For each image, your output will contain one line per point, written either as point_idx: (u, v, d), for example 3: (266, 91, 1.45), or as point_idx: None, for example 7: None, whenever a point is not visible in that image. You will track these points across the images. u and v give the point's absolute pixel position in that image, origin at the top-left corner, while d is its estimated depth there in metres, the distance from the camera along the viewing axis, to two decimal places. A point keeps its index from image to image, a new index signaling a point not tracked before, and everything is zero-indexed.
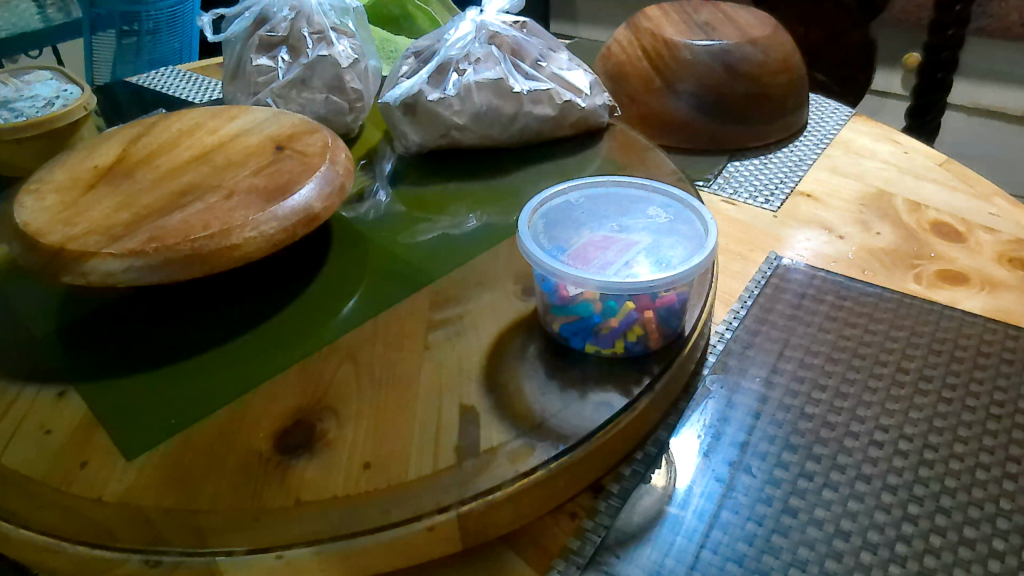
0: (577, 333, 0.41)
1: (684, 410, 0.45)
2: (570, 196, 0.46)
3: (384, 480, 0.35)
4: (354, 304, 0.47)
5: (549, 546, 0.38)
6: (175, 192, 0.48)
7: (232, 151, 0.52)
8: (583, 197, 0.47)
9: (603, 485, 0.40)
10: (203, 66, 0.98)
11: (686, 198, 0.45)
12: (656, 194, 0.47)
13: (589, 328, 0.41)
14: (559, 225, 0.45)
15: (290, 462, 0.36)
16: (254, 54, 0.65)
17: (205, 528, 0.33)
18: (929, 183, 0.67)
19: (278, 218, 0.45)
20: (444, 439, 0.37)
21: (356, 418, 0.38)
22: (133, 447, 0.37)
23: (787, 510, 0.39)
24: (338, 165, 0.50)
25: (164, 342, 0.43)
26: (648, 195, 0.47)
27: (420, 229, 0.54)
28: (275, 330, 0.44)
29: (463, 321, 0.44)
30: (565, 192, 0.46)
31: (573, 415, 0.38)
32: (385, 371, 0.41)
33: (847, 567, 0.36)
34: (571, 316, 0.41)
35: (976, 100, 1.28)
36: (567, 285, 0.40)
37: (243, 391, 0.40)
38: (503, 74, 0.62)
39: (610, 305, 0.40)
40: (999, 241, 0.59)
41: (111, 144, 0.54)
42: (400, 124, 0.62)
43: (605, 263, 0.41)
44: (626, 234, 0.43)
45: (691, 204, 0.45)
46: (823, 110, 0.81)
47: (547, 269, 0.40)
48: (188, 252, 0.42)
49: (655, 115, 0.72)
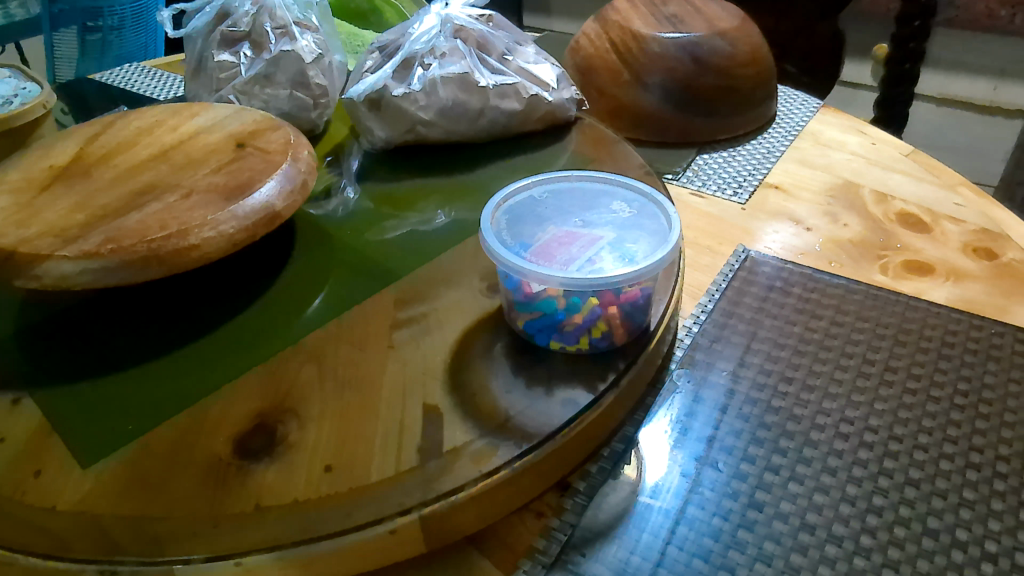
0: (542, 330, 0.41)
1: (650, 405, 0.45)
2: (533, 192, 0.46)
3: (345, 483, 0.34)
4: (321, 302, 0.46)
5: (514, 546, 0.37)
6: (133, 192, 0.47)
7: (192, 149, 0.51)
8: (547, 193, 0.46)
9: (569, 482, 0.40)
10: (170, 62, 0.96)
11: (650, 192, 0.45)
12: (620, 189, 0.46)
13: (553, 325, 0.41)
14: (523, 222, 0.44)
15: (250, 466, 0.35)
16: (215, 50, 0.64)
17: (162, 537, 0.32)
18: (896, 174, 0.68)
19: (239, 217, 0.44)
20: (407, 440, 0.36)
21: (318, 420, 0.37)
22: (90, 455, 0.36)
23: (753, 505, 0.39)
24: (301, 162, 0.49)
25: (124, 345, 0.42)
26: (612, 189, 0.46)
27: (389, 226, 0.54)
28: (238, 330, 0.44)
29: (429, 320, 0.44)
30: (528, 188, 0.46)
31: (538, 412, 0.38)
32: (349, 372, 0.40)
33: (813, 557, 0.36)
34: (535, 312, 0.41)
35: (945, 90, 1.31)
36: (530, 282, 0.40)
37: (205, 393, 0.39)
38: (468, 68, 0.61)
39: (574, 302, 0.40)
40: (965, 231, 0.60)
41: (68, 143, 0.53)
42: (366, 120, 0.61)
43: (569, 259, 0.40)
44: (590, 230, 0.43)
45: (655, 199, 0.44)
46: (791, 102, 0.82)
47: (511, 266, 0.40)
48: (145, 253, 0.41)
49: (624, 108, 0.71)
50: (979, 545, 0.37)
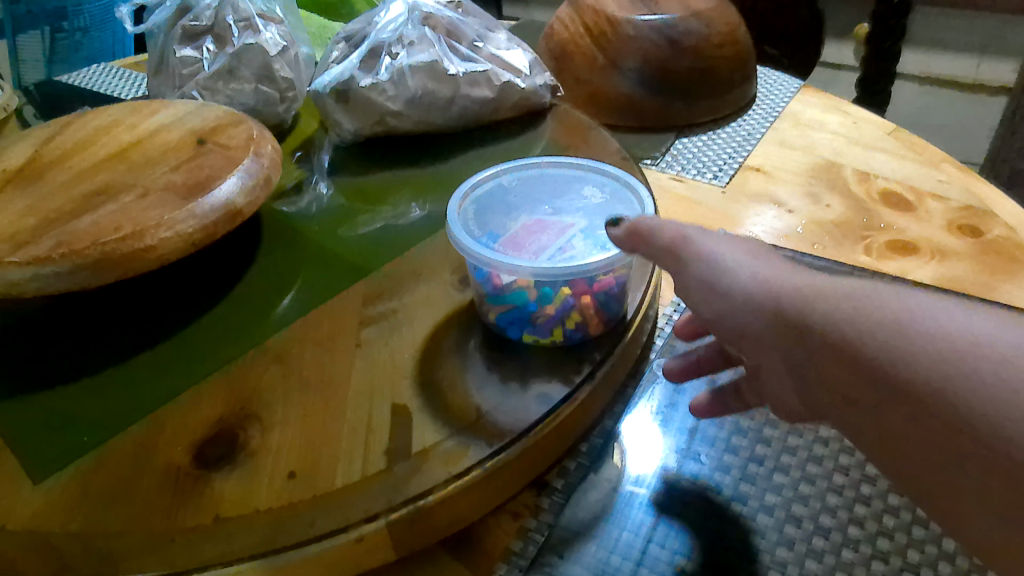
0: (514, 324, 0.40)
1: (630, 396, 0.44)
2: (502, 179, 0.45)
3: (309, 490, 0.33)
4: (290, 300, 0.45)
5: (490, 550, 0.36)
6: (88, 193, 0.45)
7: (151, 148, 0.49)
8: (518, 180, 0.45)
9: (547, 480, 0.39)
10: (137, 62, 0.94)
11: (623, 175, 0.43)
12: (592, 174, 0.45)
13: (525, 317, 0.39)
14: (492, 212, 0.43)
15: (210, 476, 0.33)
16: (177, 45, 0.63)
17: (115, 554, 0.30)
18: (878, 153, 0.66)
19: (197, 216, 0.42)
20: (374, 443, 0.35)
21: (282, 425, 0.36)
22: (43, 469, 0.34)
23: (737, 497, 0.38)
24: (263, 158, 0.48)
25: (80, 353, 0.41)
26: (584, 174, 0.45)
27: (362, 221, 0.52)
28: (200, 334, 0.42)
29: (398, 316, 0.42)
30: (497, 175, 0.45)
31: (510, 409, 0.36)
32: (314, 374, 0.39)
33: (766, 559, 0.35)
34: (506, 305, 0.39)
35: (927, 69, 1.34)
36: (500, 274, 0.38)
37: (164, 400, 0.38)
38: (437, 56, 0.59)
39: (546, 294, 0.38)
40: (949, 209, 0.59)
41: (23, 146, 0.51)
42: (334, 113, 0.59)
43: (540, 249, 0.39)
44: (561, 217, 0.42)
45: (628, 182, 0.43)
46: (771, 83, 0.80)
47: (479, 259, 0.38)
48: (98, 257, 0.39)
49: (602, 95, 0.70)
50: (936, 545, 0.35)
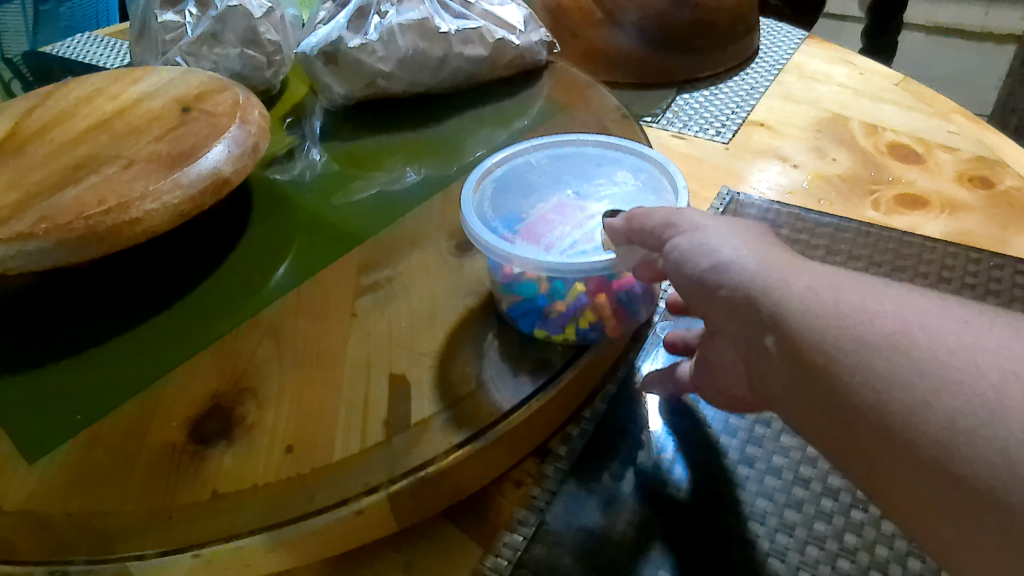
0: (527, 315, 0.38)
1: (633, 359, 0.43)
2: (529, 158, 0.43)
3: (307, 465, 0.32)
4: (284, 270, 0.44)
5: (493, 519, 0.35)
6: (70, 166, 0.43)
7: (134, 117, 0.48)
8: (544, 158, 0.43)
9: (549, 448, 0.38)
10: (122, 29, 0.91)
11: (660, 160, 0.41)
12: (618, 151, 0.43)
13: (537, 311, 0.37)
14: (510, 193, 0.42)
15: (206, 452, 0.33)
16: (158, 9, 0.60)
17: (111, 533, 0.30)
18: (886, 105, 0.64)
19: (183, 186, 0.41)
20: (372, 415, 0.34)
21: (278, 399, 0.35)
22: (36, 448, 0.34)
23: (744, 460, 0.37)
24: (250, 124, 0.46)
25: (70, 331, 0.40)
26: (608, 152, 0.43)
27: (356, 187, 0.51)
28: (193, 307, 0.41)
29: (394, 284, 0.41)
30: (524, 153, 0.43)
31: (510, 377, 0.36)
32: (309, 345, 0.38)
33: (711, 558, 0.33)
34: (513, 296, 0.38)
35: (933, 17, 1.32)
36: (510, 265, 0.37)
37: (158, 376, 0.37)
38: (428, 13, 0.57)
39: (559, 288, 0.37)
40: (959, 160, 0.57)
41: (2, 118, 0.49)
42: (322, 76, 0.57)
43: (554, 242, 0.37)
44: (584, 205, 0.40)
45: (663, 169, 0.40)
46: (774, 34, 0.78)
47: (488, 248, 0.36)
48: (82, 231, 0.38)
49: (599, 50, 0.68)
50: (870, 552, 0.33)
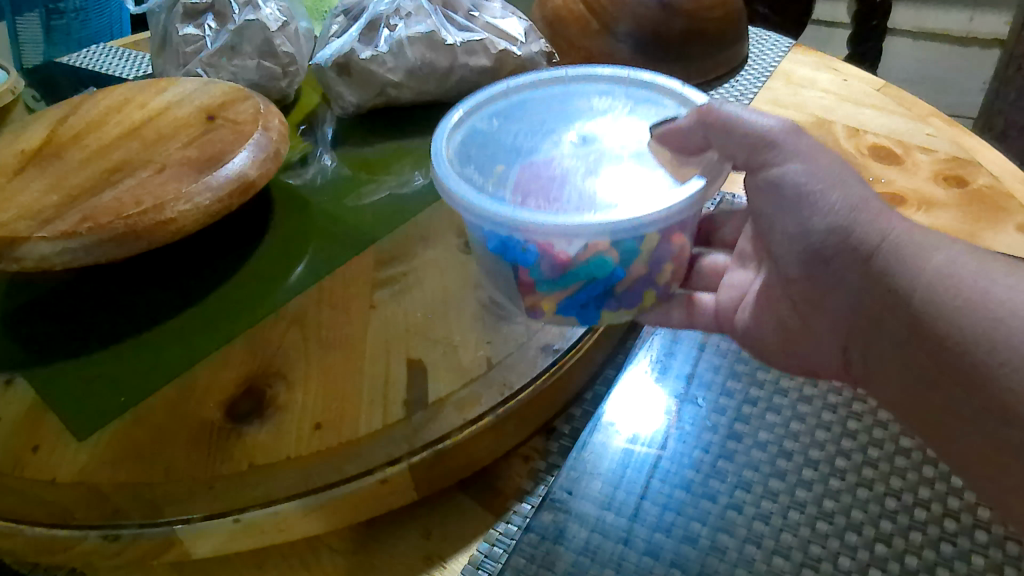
0: (588, 304, 0.39)
1: (630, 347, 0.46)
2: (470, 123, 0.42)
3: (335, 438, 0.35)
4: (303, 268, 0.47)
5: (504, 489, 0.39)
6: (106, 170, 0.47)
7: (162, 125, 0.51)
8: (492, 121, 0.42)
9: (554, 426, 0.42)
10: (136, 40, 0.95)
11: (611, 76, 0.43)
12: (594, 86, 0.43)
13: (602, 288, 0.38)
14: (484, 161, 0.39)
15: (241, 429, 0.36)
16: (179, 24, 0.64)
17: (159, 500, 0.34)
18: (868, 109, 0.68)
19: (213, 188, 0.44)
20: (392, 395, 0.37)
21: (305, 381, 0.38)
22: (85, 428, 0.37)
23: (732, 435, 0.40)
24: (272, 131, 0.49)
25: (110, 322, 0.43)
26: (575, 90, 0.43)
27: (367, 190, 0.54)
28: (220, 302, 0.44)
29: (408, 278, 0.45)
30: (464, 120, 0.41)
31: (517, 360, 0.39)
32: (331, 334, 0.41)
33: (699, 520, 0.37)
34: (576, 285, 0.38)
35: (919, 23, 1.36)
36: (560, 248, 0.35)
37: (192, 362, 0.40)
38: (435, 27, 0.61)
39: (628, 251, 0.36)
40: (936, 161, 0.61)
41: (38, 127, 0.53)
42: (335, 86, 0.61)
43: (576, 196, 0.36)
44: (579, 142, 0.39)
45: (625, 76, 0.43)
46: (763, 43, 0.82)
47: (504, 220, 0.34)
48: (122, 229, 0.41)
49: (595, 58, 0.71)
50: (972, 513, 0.36)
